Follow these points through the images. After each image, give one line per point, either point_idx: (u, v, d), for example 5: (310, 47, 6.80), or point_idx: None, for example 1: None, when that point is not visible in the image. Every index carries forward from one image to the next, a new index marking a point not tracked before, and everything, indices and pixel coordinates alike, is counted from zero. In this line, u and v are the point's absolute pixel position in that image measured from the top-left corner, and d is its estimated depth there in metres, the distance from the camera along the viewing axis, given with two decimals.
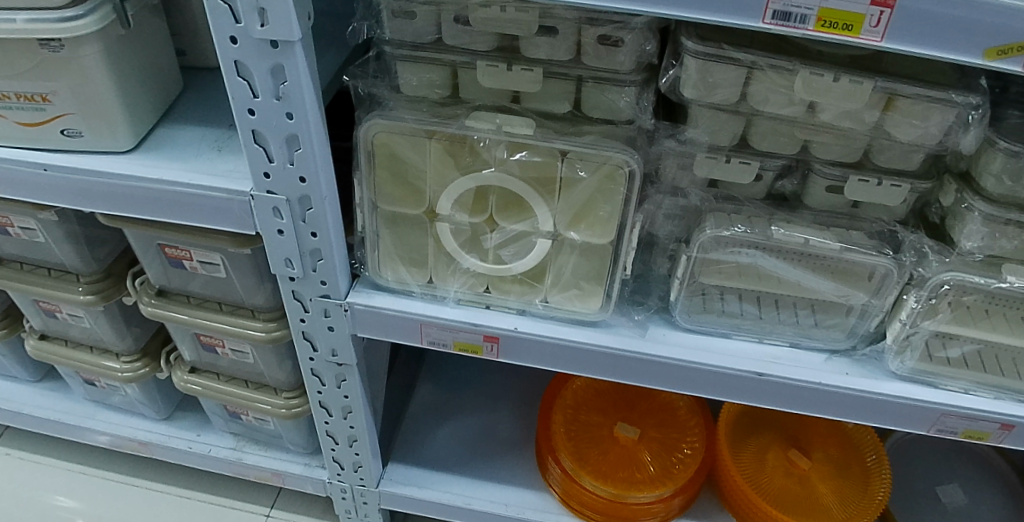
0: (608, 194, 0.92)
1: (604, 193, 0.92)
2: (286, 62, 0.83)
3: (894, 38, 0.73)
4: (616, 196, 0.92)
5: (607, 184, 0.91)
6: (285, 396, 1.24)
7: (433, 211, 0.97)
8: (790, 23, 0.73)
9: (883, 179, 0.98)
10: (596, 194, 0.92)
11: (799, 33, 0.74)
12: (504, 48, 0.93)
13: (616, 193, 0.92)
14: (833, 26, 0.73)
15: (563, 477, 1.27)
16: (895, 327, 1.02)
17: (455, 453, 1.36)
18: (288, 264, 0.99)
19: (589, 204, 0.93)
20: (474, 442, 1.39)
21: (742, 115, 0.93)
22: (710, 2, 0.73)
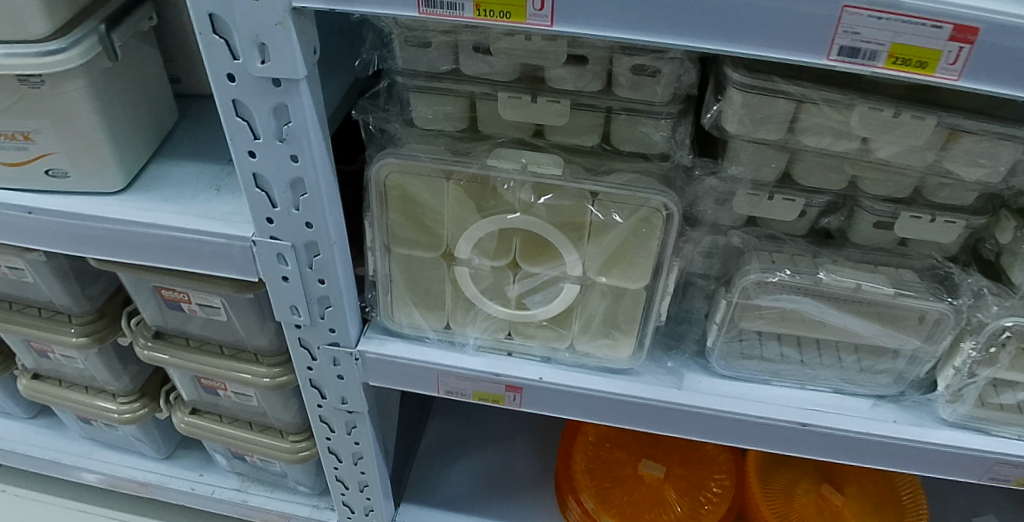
0: (643, 239, 0.84)
1: (640, 238, 0.84)
2: (290, 101, 0.75)
3: (974, 77, 0.65)
4: (654, 242, 0.84)
5: (642, 228, 0.84)
6: (292, 439, 1.16)
7: (451, 254, 0.90)
8: (857, 60, 0.65)
9: (937, 215, 0.91)
10: (630, 238, 0.85)
11: (867, 71, 0.66)
12: (527, 78, 0.85)
13: (654, 237, 0.84)
14: (908, 64, 0.65)
15: (583, 516, 1.22)
16: (948, 373, 0.95)
17: (470, 492, 1.30)
18: (293, 311, 0.92)
19: (623, 248, 0.86)
20: (490, 479, 1.32)
21: (788, 150, 0.86)
22: (767, 36, 0.65)
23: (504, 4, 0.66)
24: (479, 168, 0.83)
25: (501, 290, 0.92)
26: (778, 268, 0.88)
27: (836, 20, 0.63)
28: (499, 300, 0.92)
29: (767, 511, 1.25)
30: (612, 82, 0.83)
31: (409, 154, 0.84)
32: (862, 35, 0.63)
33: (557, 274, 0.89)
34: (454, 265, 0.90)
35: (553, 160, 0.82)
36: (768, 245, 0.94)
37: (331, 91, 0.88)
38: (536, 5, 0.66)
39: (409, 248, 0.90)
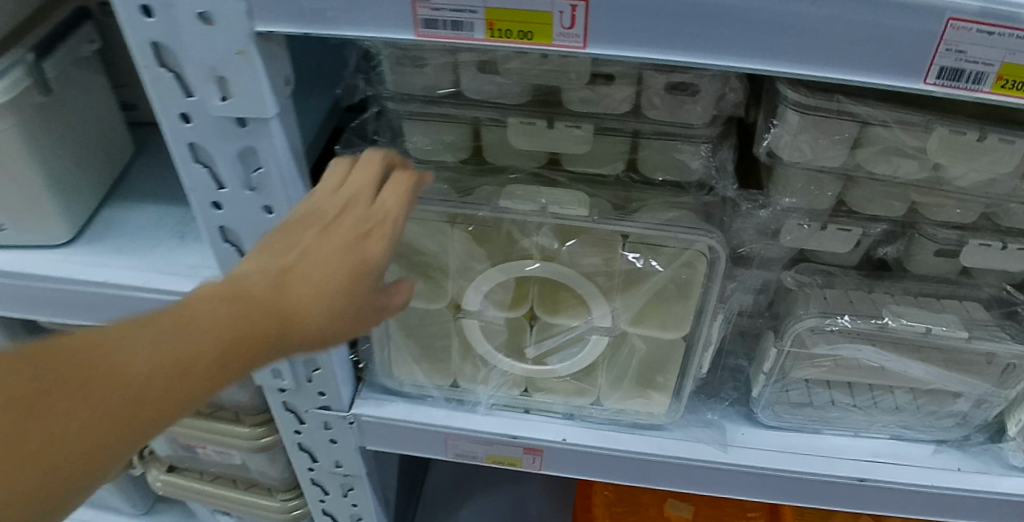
0: (687, 287, 0.73)
1: (681, 286, 0.73)
2: (260, 144, 0.62)
3: None
4: (697, 291, 0.73)
5: (685, 274, 0.72)
6: (283, 497, 0.99)
7: (458, 305, 0.77)
8: (959, 84, 0.51)
9: (1009, 242, 0.79)
10: (670, 287, 0.74)
11: (969, 98, 0.52)
12: (542, 100, 0.71)
13: (697, 285, 0.72)
14: (1021, 87, 0.51)
15: None
16: (1020, 418, 0.83)
17: None
18: (275, 375, 0.77)
19: (662, 297, 0.75)
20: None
21: (848, 176, 0.74)
22: (852, 55, 0.51)
23: (523, 22, 0.52)
24: (488, 211, 0.70)
25: (514, 342, 0.80)
26: (840, 314, 0.78)
27: (938, 35, 0.49)
28: (513, 356, 0.80)
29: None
30: (642, 103, 0.70)
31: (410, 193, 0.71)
32: (968, 53, 0.50)
33: (582, 329, 0.77)
34: (461, 318, 0.78)
35: (577, 199, 0.70)
36: (821, 282, 0.84)
37: (309, 120, 0.75)
38: (565, 21, 0.52)
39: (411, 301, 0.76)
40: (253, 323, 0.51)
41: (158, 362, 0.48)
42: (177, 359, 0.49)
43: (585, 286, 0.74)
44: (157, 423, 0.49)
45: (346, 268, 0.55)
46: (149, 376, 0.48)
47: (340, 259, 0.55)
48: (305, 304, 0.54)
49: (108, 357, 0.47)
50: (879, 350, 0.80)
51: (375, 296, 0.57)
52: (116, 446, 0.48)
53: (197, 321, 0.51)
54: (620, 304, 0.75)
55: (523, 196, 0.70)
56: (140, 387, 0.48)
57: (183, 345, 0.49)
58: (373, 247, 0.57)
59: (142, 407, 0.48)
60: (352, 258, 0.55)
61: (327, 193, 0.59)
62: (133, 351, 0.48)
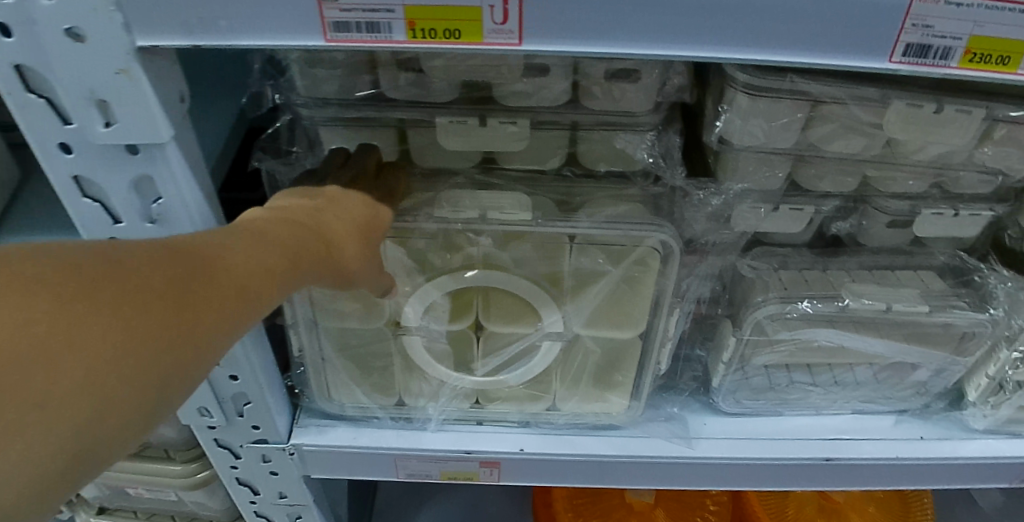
0: (638, 284, 0.70)
1: (633, 283, 0.70)
2: (155, 171, 0.55)
3: None
4: (650, 289, 0.70)
5: (636, 270, 0.69)
6: None
7: (396, 321, 0.71)
8: (926, 61, 0.48)
9: (960, 209, 0.77)
10: (621, 285, 0.71)
11: (936, 74, 0.49)
12: (473, 97, 0.66)
13: (652, 282, 0.69)
14: (987, 61, 0.48)
15: None
16: (981, 382, 0.84)
17: None
18: (203, 413, 0.70)
19: (614, 297, 0.72)
20: None
21: (799, 156, 0.71)
22: (815, 37, 0.46)
23: (449, 19, 0.46)
24: (426, 223, 0.66)
25: (461, 355, 0.76)
26: (800, 300, 0.76)
27: (904, 9, 0.45)
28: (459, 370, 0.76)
29: (767, 520, 1.12)
30: (581, 93, 0.65)
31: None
32: (935, 27, 0.46)
33: (531, 337, 0.74)
34: (401, 335, 0.72)
35: (520, 203, 0.66)
36: (776, 265, 0.81)
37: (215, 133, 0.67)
38: (497, 16, 0.46)
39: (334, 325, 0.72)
40: (291, 244, 0.51)
41: (174, 297, 0.41)
42: (198, 295, 0.43)
43: (533, 293, 0.71)
44: (173, 378, 0.41)
45: (364, 217, 0.59)
46: (176, 311, 0.41)
47: (338, 238, 0.56)
48: (306, 264, 0.52)
49: (126, 274, 0.40)
50: (840, 330, 0.78)
51: (378, 257, 0.60)
52: (148, 395, 0.40)
53: (214, 261, 0.45)
54: (574, 306, 0.72)
55: (453, 202, 0.66)
56: (169, 322, 0.41)
57: (205, 284, 0.43)
58: (364, 236, 0.58)
59: (171, 344, 0.41)
60: (365, 213, 0.59)
61: (305, 195, 0.59)
62: (151, 273, 0.41)
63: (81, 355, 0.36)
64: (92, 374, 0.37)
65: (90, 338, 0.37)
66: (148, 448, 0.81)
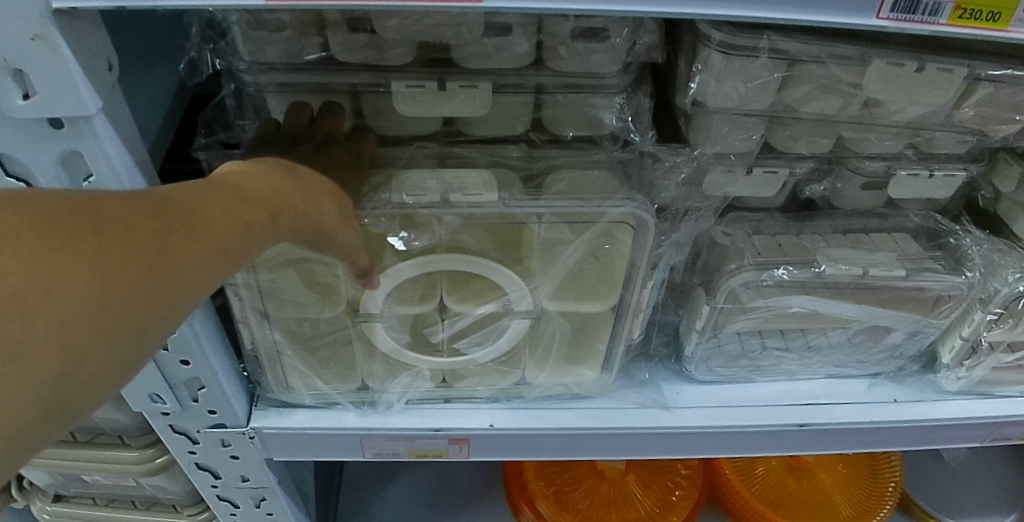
0: (608, 253, 0.68)
1: (600, 256, 0.69)
2: (82, 146, 0.50)
3: None
4: (623, 257, 0.68)
5: (604, 240, 0.67)
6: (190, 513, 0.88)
7: (353, 309, 0.69)
8: (915, 17, 0.45)
9: (936, 170, 0.76)
10: (589, 256, 0.69)
11: (923, 31, 0.47)
12: (430, 59, 0.61)
13: (624, 250, 0.67)
14: (978, 17, 0.46)
15: None
16: (954, 343, 0.83)
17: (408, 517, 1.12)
18: (155, 399, 0.66)
19: (583, 270, 0.70)
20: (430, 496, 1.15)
21: (773, 118, 0.68)
22: None
23: None
24: (379, 210, 0.62)
25: (425, 338, 0.74)
26: (776, 267, 0.74)
27: None
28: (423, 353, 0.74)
29: (737, 481, 1.13)
30: (546, 54, 0.61)
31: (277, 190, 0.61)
32: None
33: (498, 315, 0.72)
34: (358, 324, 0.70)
35: (481, 179, 0.62)
36: (748, 231, 0.79)
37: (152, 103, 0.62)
38: None
39: (284, 311, 0.68)
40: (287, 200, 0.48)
41: (167, 247, 0.39)
42: (183, 247, 0.40)
43: (498, 272, 0.68)
44: (148, 332, 0.38)
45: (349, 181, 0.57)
46: (171, 264, 0.39)
47: (320, 198, 0.52)
48: (291, 221, 0.49)
49: (117, 220, 0.37)
50: (813, 296, 0.77)
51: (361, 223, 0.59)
52: (122, 348, 0.37)
53: (197, 212, 0.42)
54: (545, 284, 0.70)
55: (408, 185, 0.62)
56: (149, 275, 0.38)
57: (192, 233, 0.40)
58: (343, 198, 0.55)
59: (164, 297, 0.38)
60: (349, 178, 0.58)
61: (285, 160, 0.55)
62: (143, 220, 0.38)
63: (58, 303, 0.34)
64: (70, 319, 0.34)
65: (69, 281, 0.34)
66: (101, 435, 0.78)
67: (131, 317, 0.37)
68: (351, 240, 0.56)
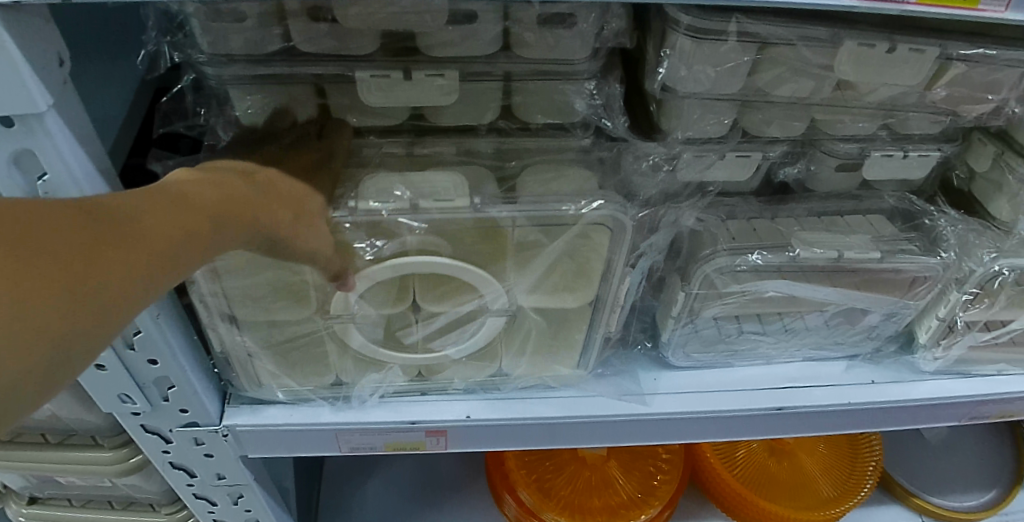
0: (586, 252, 0.67)
1: (578, 256, 0.68)
2: (35, 145, 0.48)
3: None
4: (599, 257, 0.67)
5: (580, 240, 0.66)
6: (168, 511, 0.87)
7: (324, 310, 0.67)
8: None
9: (910, 151, 0.76)
10: (566, 256, 0.68)
11: (893, 10, 0.48)
12: (394, 47, 0.60)
13: (600, 250, 0.67)
14: None
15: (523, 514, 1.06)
16: (931, 324, 0.84)
17: (391, 507, 1.12)
18: (125, 399, 0.65)
19: (560, 269, 0.69)
20: (412, 487, 1.14)
21: (745, 102, 0.67)
22: None
23: None
24: (351, 217, 0.61)
25: (399, 335, 0.72)
26: (750, 251, 0.74)
27: None
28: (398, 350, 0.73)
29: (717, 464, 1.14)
30: (513, 41, 0.60)
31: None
32: None
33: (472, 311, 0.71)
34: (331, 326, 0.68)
35: (452, 184, 0.62)
36: (723, 216, 0.79)
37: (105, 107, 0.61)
38: None
39: (253, 314, 0.67)
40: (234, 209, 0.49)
41: (108, 256, 0.39)
42: (120, 254, 0.40)
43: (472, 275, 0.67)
44: (94, 346, 0.39)
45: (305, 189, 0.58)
46: (113, 270, 0.39)
47: (268, 208, 0.53)
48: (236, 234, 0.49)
49: (52, 226, 0.37)
50: (789, 279, 0.77)
51: None
52: (60, 359, 0.37)
53: (137, 222, 0.42)
54: (524, 281, 0.69)
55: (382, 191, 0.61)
56: (90, 290, 0.38)
57: (129, 241, 0.40)
58: (297, 206, 0.56)
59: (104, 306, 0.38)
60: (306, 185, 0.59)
61: (239, 169, 0.55)
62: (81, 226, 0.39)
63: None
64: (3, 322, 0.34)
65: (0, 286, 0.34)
66: (73, 436, 0.77)
67: (80, 333, 0.38)
68: (311, 244, 0.56)
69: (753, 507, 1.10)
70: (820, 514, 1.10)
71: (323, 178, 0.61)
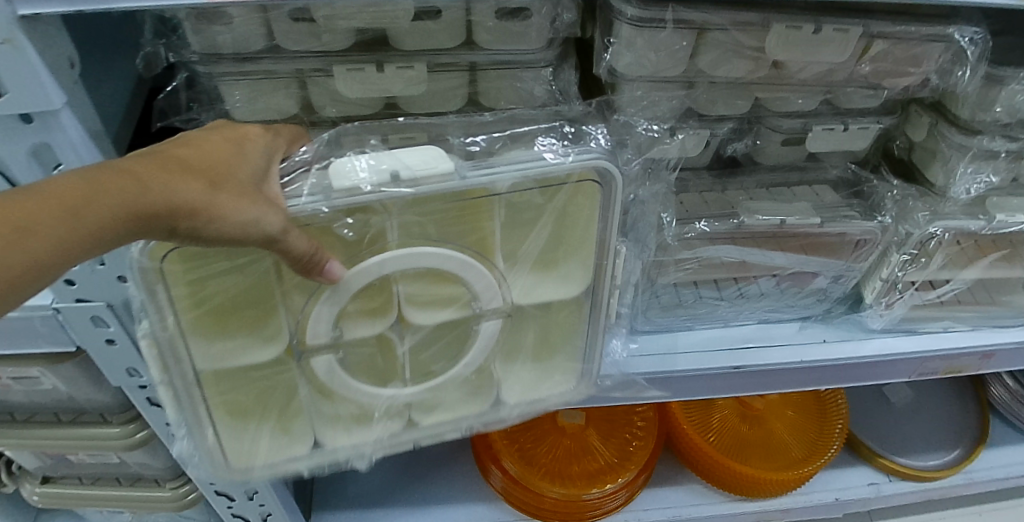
0: (580, 214, 0.66)
1: (568, 217, 0.68)
2: (52, 137, 0.55)
3: None
4: (589, 218, 0.66)
5: (577, 199, 0.65)
6: (173, 486, 0.93)
7: (298, 342, 0.63)
8: None
9: (849, 123, 0.82)
10: (562, 221, 0.68)
11: None
12: (367, 42, 0.67)
13: (588, 209, 0.66)
14: None
15: (509, 482, 1.13)
16: (875, 284, 0.90)
17: (383, 482, 1.18)
18: (132, 373, 0.71)
19: (557, 240, 0.70)
20: (402, 462, 1.21)
21: (691, 83, 0.74)
22: None
23: None
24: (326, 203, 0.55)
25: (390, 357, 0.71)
26: (698, 220, 0.82)
27: None
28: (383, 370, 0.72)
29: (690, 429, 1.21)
30: (475, 34, 0.67)
31: (188, 278, 0.59)
32: None
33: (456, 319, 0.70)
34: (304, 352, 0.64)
35: (427, 153, 0.56)
36: (677, 190, 0.86)
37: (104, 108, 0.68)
38: None
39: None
40: (107, 192, 0.44)
41: None
42: None
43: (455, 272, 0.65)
44: None
45: (234, 169, 0.51)
46: None
47: (174, 178, 0.47)
48: (112, 210, 0.44)
49: None
50: (740, 245, 0.84)
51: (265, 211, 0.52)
52: None
53: None
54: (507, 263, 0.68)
55: (342, 169, 0.55)
56: None
57: None
58: (222, 179, 0.50)
59: None
60: (240, 167, 0.52)
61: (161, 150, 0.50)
62: None
63: None
64: None
65: None
66: (84, 415, 0.83)
67: None
68: (239, 215, 0.49)
69: (727, 470, 1.18)
70: (791, 474, 1.17)
71: (249, 145, 0.55)
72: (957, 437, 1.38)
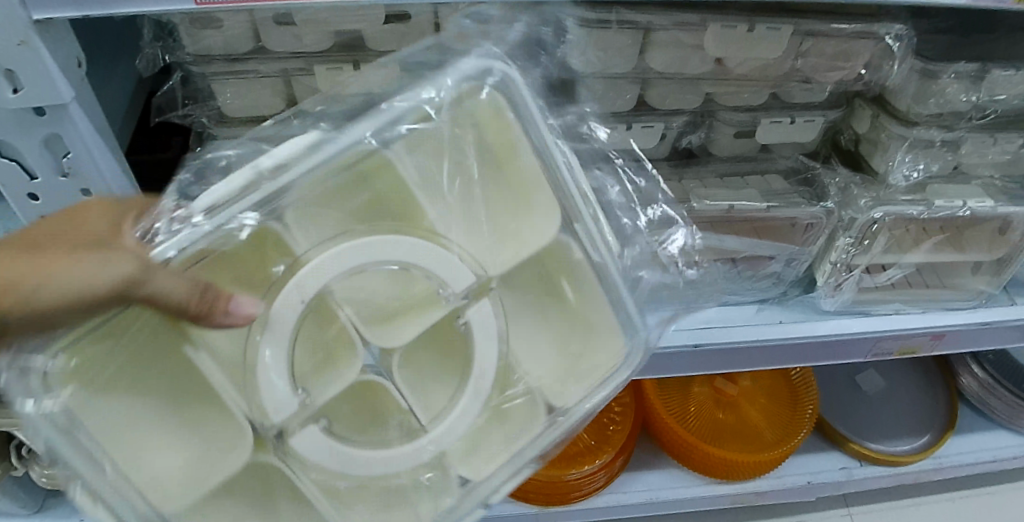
0: (507, 144, 0.60)
1: (495, 160, 0.61)
2: (64, 130, 0.61)
3: None
4: (516, 148, 0.60)
5: (492, 125, 0.60)
6: None
7: (258, 416, 0.52)
8: None
9: (795, 117, 0.89)
10: (498, 182, 0.61)
11: None
12: (345, 44, 0.74)
13: (506, 130, 0.60)
14: None
15: None
16: (826, 268, 0.96)
17: None
18: None
19: (503, 200, 0.61)
20: None
21: (643, 79, 0.81)
22: None
23: None
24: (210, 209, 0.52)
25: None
26: None
27: None
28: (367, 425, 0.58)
29: (665, 414, 1.26)
30: None
31: (97, 423, 0.50)
32: None
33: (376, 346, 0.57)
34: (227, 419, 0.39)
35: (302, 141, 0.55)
36: None
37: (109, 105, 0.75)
38: None
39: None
40: None
41: None
42: None
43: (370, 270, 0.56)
44: None
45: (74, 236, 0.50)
46: None
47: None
48: None
49: None
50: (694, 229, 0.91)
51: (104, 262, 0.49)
52: None
53: None
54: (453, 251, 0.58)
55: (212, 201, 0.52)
56: None
57: None
58: (49, 249, 0.49)
59: None
60: (83, 231, 0.51)
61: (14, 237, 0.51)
62: None
63: None
64: None
65: None
66: None
67: None
68: (64, 275, 0.47)
69: (701, 453, 1.23)
70: (764, 455, 1.22)
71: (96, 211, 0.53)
72: (928, 424, 1.41)
